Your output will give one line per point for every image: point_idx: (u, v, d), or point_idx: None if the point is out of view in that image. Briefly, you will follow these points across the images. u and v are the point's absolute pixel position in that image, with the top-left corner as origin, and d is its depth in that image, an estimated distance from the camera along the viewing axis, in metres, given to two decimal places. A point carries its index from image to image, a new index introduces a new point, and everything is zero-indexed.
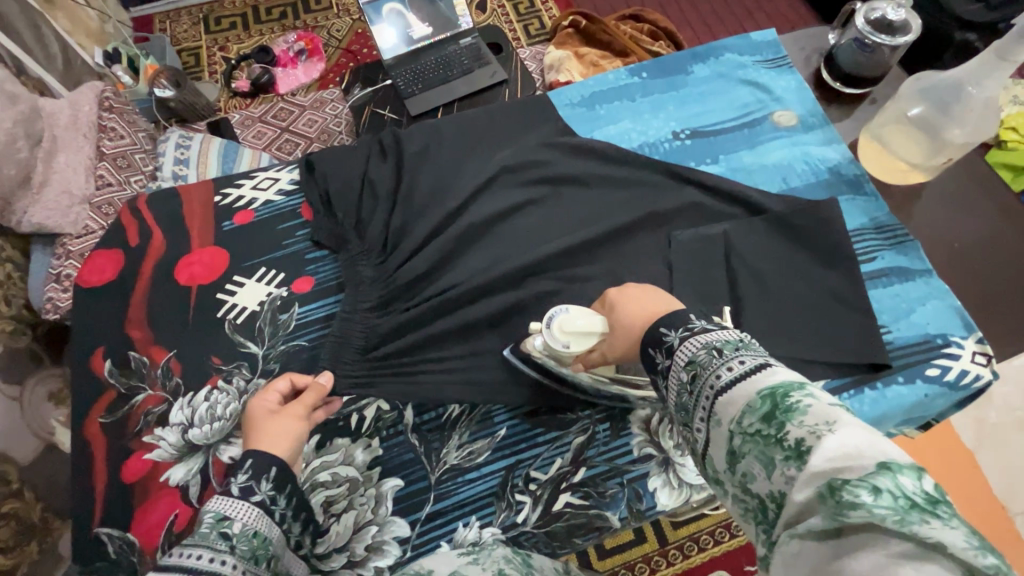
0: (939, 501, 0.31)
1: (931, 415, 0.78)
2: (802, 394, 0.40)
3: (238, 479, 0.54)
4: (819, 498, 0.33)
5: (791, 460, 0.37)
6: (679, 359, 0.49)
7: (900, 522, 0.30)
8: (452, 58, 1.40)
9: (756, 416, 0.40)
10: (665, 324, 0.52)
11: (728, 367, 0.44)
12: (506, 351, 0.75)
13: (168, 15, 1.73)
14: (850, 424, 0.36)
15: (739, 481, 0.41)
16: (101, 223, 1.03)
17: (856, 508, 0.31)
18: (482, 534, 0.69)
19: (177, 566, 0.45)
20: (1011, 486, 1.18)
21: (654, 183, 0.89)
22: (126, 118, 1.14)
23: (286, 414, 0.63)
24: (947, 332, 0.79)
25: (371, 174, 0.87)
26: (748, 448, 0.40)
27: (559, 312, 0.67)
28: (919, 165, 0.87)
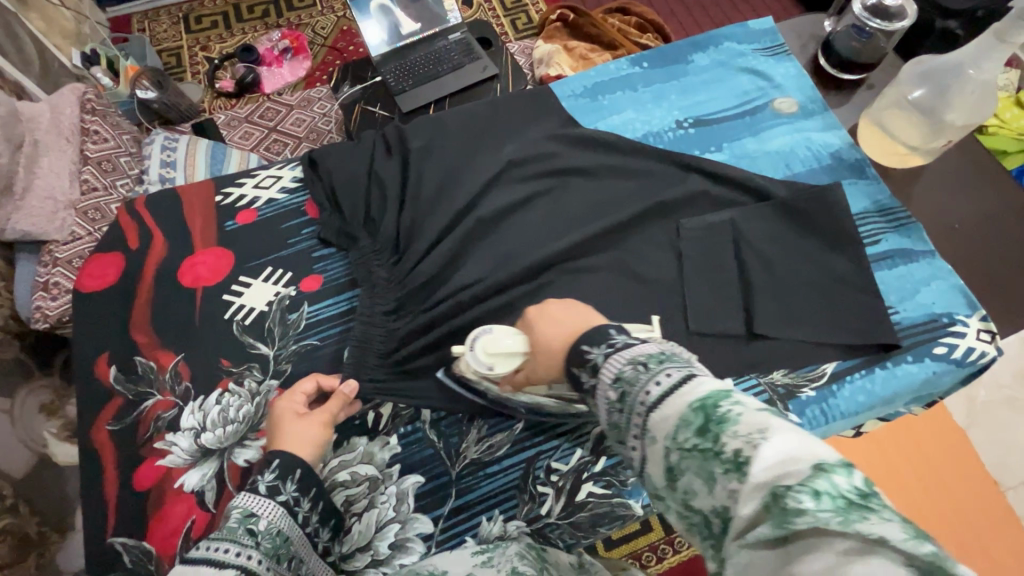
0: (872, 494, 0.32)
1: (939, 392, 0.79)
2: (730, 402, 0.38)
3: (266, 478, 0.53)
4: (765, 509, 0.33)
5: (730, 473, 0.36)
6: (607, 376, 0.48)
7: (843, 522, 0.30)
8: (442, 54, 1.38)
9: (691, 430, 0.39)
10: (586, 342, 0.51)
11: (655, 381, 0.43)
12: (439, 373, 0.73)
13: (147, 15, 1.69)
14: (782, 428, 0.35)
15: (681, 498, 0.39)
16: (89, 229, 1.00)
17: (801, 515, 0.31)
18: (507, 528, 0.68)
19: (205, 558, 0.46)
20: (1000, 460, 1.23)
21: (659, 173, 0.89)
22: (109, 121, 1.10)
23: (311, 420, 0.63)
24: (953, 311, 0.80)
25: (378, 169, 0.86)
26: (687, 464, 0.38)
27: (482, 334, 0.65)
28: (918, 148, 0.89)
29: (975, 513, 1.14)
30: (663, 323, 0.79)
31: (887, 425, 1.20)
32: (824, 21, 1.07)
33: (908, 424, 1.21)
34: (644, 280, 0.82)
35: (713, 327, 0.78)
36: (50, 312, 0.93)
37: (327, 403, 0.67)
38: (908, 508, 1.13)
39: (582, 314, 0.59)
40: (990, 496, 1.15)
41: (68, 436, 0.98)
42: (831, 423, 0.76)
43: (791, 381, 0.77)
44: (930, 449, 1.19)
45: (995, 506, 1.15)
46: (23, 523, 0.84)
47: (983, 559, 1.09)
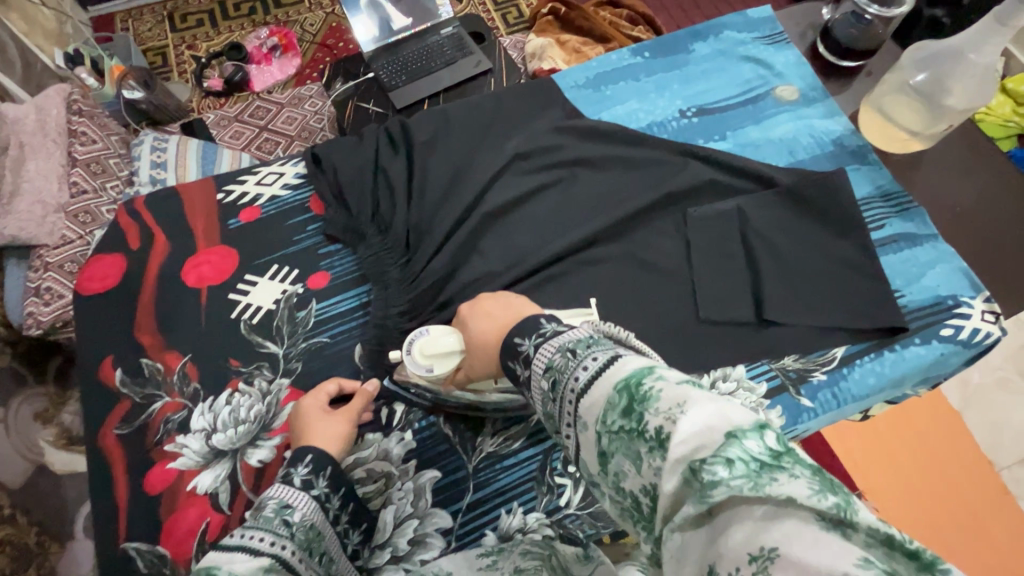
0: (782, 452, 0.33)
1: (945, 373, 0.80)
2: (652, 379, 0.38)
3: (299, 471, 0.54)
4: (686, 484, 0.33)
5: (654, 451, 0.36)
6: (538, 367, 0.47)
7: (755, 488, 0.31)
8: (434, 49, 1.37)
9: (617, 412, 0.39)
10: (517, 335, 0.50)
11: (583, 367, 0.42)
12: (385, 381, 0.74)
13: (130, 14, 1.65)
14: (698, 399, 0.36)
15: (613, 481, 0.39)
16: (80, 232, 0.97)
17: (716, 487, 0.31)
18: (527, 520, 0.68)
19: (240, 545, 0.45)
20: (993, 441, 1.24)
21: (666, 163, 0.89)
22: (96, 121, 1.09)
23: (338, 416, 0.64)
24: (957, 293, 0.81)
25: (385, 164, 0.86)
26: (615, 447, 0.38)
27: (418, 336, 0.69)
28: (920, 133, 0.89)
29: (974, 497, 1.16)
30: (674, 313, 0.79)
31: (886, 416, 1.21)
32: (821, 9, 1.07)
33: (904, 413, 1.22)
34: (655, 269, 0.82)
35: (724, 315, 0.78)
36: (43, 318, 0.92)
37: (350, 401, 0.68)
38: (912, 496, 1.14)
39: (513, 310, 0.59)
40: (983, 477, 1.19)
41: (65, 443, 0.97)
42: (843, 406, 0.76)
43: (802, 366, 0.78)
44: (927, 436, 1.21)
45: (989, 486, 1.18)
46: (21, 533, 0.84)
47: (986, 542, 1.12)
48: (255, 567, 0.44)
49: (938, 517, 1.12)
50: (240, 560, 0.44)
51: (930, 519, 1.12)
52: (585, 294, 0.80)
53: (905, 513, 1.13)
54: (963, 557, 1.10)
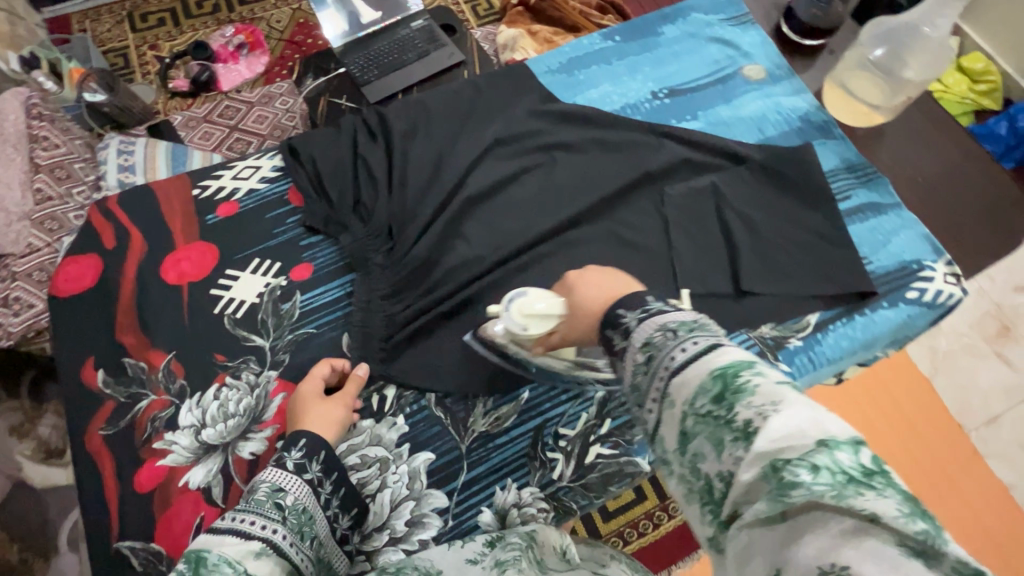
0: (875, 472, 0.32)
1: (914, 334, 0.84)
2: (751, 373, 0.40)
3: (292, 455, 0.57)
4: (763, 477, 0.34)
5: (739, 440, 0.37)
6: (634, 341, 0.48)
7: (837, 497, 0.31)
8: (406, 42, 1.36)
9: (708, 397, 0.40)
10: (622, 306, 0.51)
11: (682, 348, 0.44)
12: (466, 336, 0.75)
13: (87, 15, 1.60)
14: (794, 403, 0.37)
15: (689, 461, 0.41)
16: (47, 239, 0.95)
17: (796, 488, 0.32)
18: (521, 495, 0.70)
19: (232, 528, 0.47)
20: (962, 404, 1.30)
21: (642, 143, 0.91)
22: (58, 125, 1.06)
23: (335, 402, 0.69)
24: (920, 258, 0.85)
25: (364, 153, 0.86)
26: (699, 428, 0.40)
27: (517, 295, 0.68)
28: (880, 106, 0.95)
29: (942, 452, 1.22)
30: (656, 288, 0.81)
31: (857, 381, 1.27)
32: None
33: (875, 375, 1.28)
34: (634, 247, 0.84)
35: (703, 289, 0.81)
36: (12, 329, 0.89)
37: (344, 386, 0.72)
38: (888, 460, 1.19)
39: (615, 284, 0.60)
40: (954, 435, 1.24)
41: (44, 457, 0.94)
42: (818, 370, 0.80)
43: (779, 334, 0.81)
44: (897, 395, 1.27)
45: (959, 442, 1.24)
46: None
47: (952, 496, 1.18)
48: (246, 550, 0.45)
49: (910, 476, 1.19)
50: (233, 542, 0.45)
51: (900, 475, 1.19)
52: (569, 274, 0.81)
53: None
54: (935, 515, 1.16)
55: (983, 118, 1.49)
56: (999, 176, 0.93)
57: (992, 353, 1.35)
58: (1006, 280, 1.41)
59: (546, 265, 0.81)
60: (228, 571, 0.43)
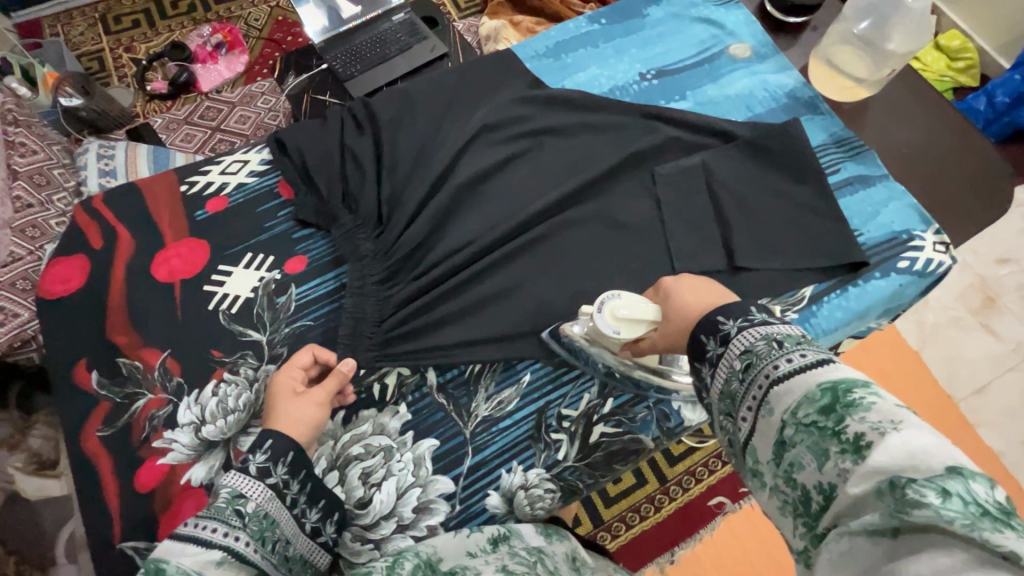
0: (1011, 511, 0.30)
1: (906, 303, 0.85)
2: (865, 392, 0.38)
3: (256, 459, 0.55)
4: (879, 494, 0.33)
5: (847, 453, 0.36)
6: (734, 348, 0.46)
7: (970, 527, 0.29)
8: (387, 36, 1.34)
9: (814, 407, 0.39)
10: (722, 312, 0.49)
11: (788, 359, 0.43)
12: (546, 334, 0.75)
13: (59, 19, 1.55)
14: (917, 425, 0.35)
15: (783, 472, 0.40)
16: (29, 248, 0.93)
17: (920, 507, 0.30)
18: (527, 477, 0.71)
19: (190, 535, 0.47)
20: (951, 375, 1.33)
21: (632, 125, 0.90)
22: (35, 131, 1.04)
23: (307, 399, 0.64)
24: (910, 228, 0.86)
25: (350, 143, 0.85)
26: (800, 438, 0.39)
27: (611, 296, 0.65)
28: (864, 80, 0.96)
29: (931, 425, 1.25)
30: (652, 268, 0.81)
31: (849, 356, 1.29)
32: None
33: (866, 351, 1.30)
34: (626, 228, 0.84)
35: (698, 267, 0.81)
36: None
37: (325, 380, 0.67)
38: None
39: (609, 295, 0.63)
40: (942, 406, 1.27)
41: (36, 468, 0.92)
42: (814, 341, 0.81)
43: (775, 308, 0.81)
44: (886, 367, 1.30)
45: (945, 413, 1.27)
46: None
47: None
48: (205, 560, 0.46)
49: None
50: (191, 551, 0.46)
51: None
52: (565, 257, 0.81)
53: None
54: None
55: (961, 95, 1.51)
56: (981, 143, 0.94)
57: (977, 325, 1.37)
58: (988, 252, 1.43)
59: (540, 249, 0.81)
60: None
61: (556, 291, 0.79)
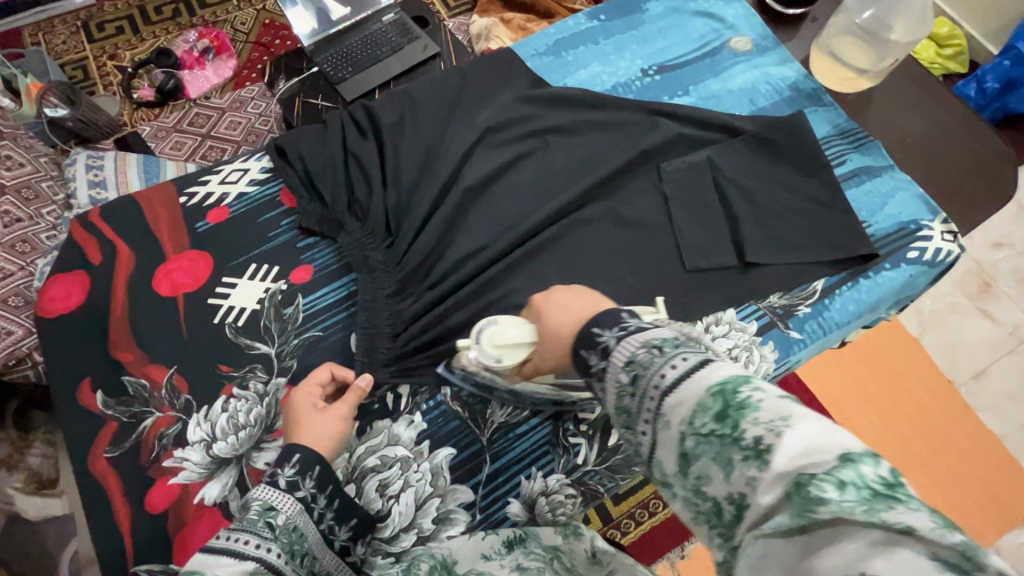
0: (896, 484, 0.32)
1: (915, 293, 0.85)
2: (751, 389, 0.38)
3: (285, 472, 0.55)
4: (788, 497, 0.33)
5: (750, 460, 0.35)
6: (618, 360, 0.46)
7: (869, 512, 0.30)
8: (378, 36, 1.32)
9: (709, 415, 0.38)
10: (597, 325, 0.49)
11: (672, 365, 0.41)
12: (440, 368, 0.72)
13: (40, 27, 1.51)
14: (802, 416, 0.35)
15: (691, 485, 0.39)
16: (20, 263, 0.90)
17: (824, 504, 0.31)
18: (548, 482, 0.70)
19: (224, 548, 0.47)
20: (953, 360, 1.33)
21: (636, 122, 0.89)
22: (21, 144, 1.02)
23: (330, 414, 0.63)
24: (918, 218, 0.86)
25: (354, 149, 0.83)
26: (703, 450, 0.38)
27: (487, 325, 0.66)
28: (867, 71, 0.96)
29: (937, 411, 1.26)
30: (662, 268, 0.81)
31: (853, 347, 1.30)
32: None
33: (868, 340, 1.31)
34: (634, 226, 0.83)
35: (707, 265, 0.81)
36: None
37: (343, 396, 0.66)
38: (885, 422, 1.24)
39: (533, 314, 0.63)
40: (946, 393, 1.28)
41: (36, 488, 0.90)
42: (828, 334, 0.80)
43: (788, 303, 0.81)
44: (889, 356, 1.30)
45: (950, 399, 1.28)
46: None
47: (947, 452, 1.23)
48: (238, 571, 0.46)
49: (910, 436, 1.23)
50: (227, 563, 0.46)
51: (900, 432, 1.23)
52: (573, 259, 0.81)
53: (876, 438, 1.22)
54: (929, 471, 1.21)
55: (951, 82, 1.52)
56: (983, 129, 0.95)
57: (975, 310, 1.38)
58: (984, 237, 1.44)
59: (547, 252, 0.81)
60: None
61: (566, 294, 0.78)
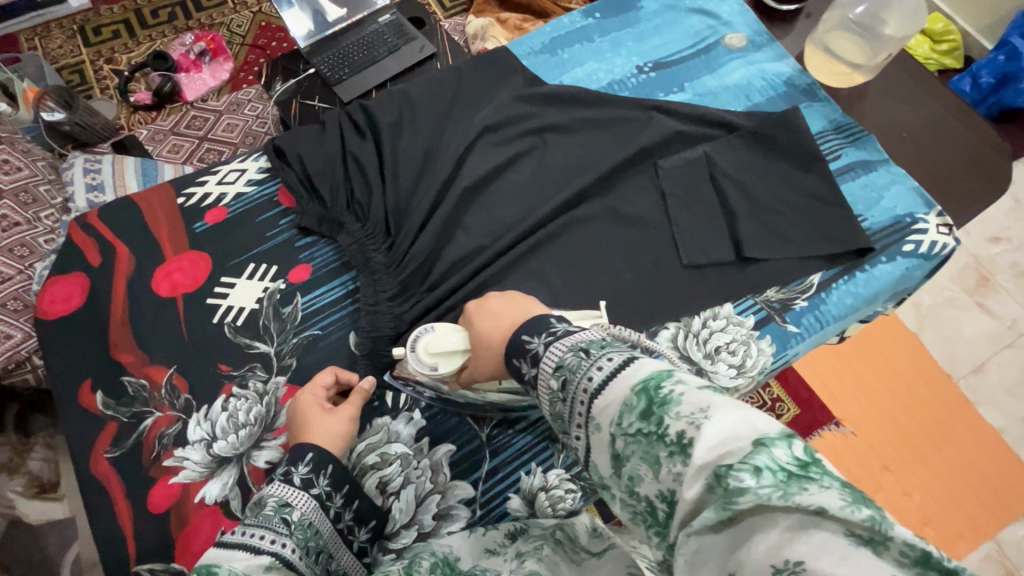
0: (809, 463, 0.36)
1: (911, 287, 0.86)
2: (671, 383, 0.43)
3: (299, 470, 0.54)
4: (710, 489, 0.37)
5: (675, 455, 0.40)
6: (548, 365, 0.52)
7: (784, 496, 0.34)
8: (375, 37, 1.32)
9: (635, 414, 0.43)
10: (527, 333, 0.55)
11: (598, 367, 0.47)
12: (387, 377, 0.72)
13: (36, 31, 1.51)
14: (720, 405, 0.40)
15: (626, 485, 0.44)
16: (18, 267, 0.90)
17: (743, 494, 0.35)
18: (548, 478, 0.70)
19: (240, 543, 0.47)
20: (952, 355, 1.34)
21: (633, 120, 0.90)
22: (19, 148, 1.02)
23: (339, 416, 0.63)
24: (913, 211, 0.86)
25: (353, 149, 0.83)
26: (632, 450, 0.43)
27: (424, 333, 0.67)
28: (863, 66, 0.96)
29: (938, 406, 1.27)
30: (660, 264, 0.81)
31: (852, 342, 1.30)
32: None
33: (866, 334, 1.32)
34: (632, 223, 0.84)
35: (705, 260, 0.81)
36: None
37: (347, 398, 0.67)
38: (884, 416, 1.24)
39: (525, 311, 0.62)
40: (945, 387, 1.29)
41: (37, 492, 0.90)
42: (826, 328, 0.80)
43: (785, 296, 0.81)
44: (887, 350, 1.31)
45: (949, 391, 1.29)
46: None
47: (948, 446, 1.23)
48: (255, 564, 0.45)
49: (911, 432, 1.24)
50: (242, 557, 0.46)
51: (900, 427, 1.24)
52: (571, 256, 0.81)
53: (877, 432, 1.23)
54: (929, 464, 1.21)
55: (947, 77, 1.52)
56: (978, 122, 0.95)
57: (974, 304, 1.38)
58: (981, 232, 1.44)
59: (546, 250, 0.81)
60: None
61: (563, 292, 0.78)
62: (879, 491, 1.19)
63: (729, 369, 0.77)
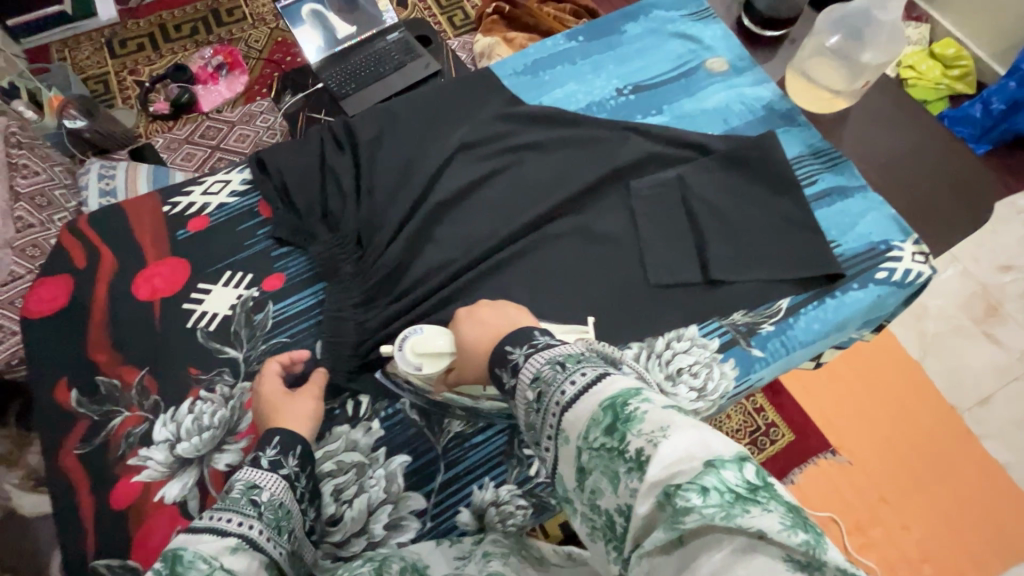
0: (757, 487, 0.36)
1: (886, 314, 0.85)
2: (638, 400, 0.43)
3: (267, 454, 0.57)
4: (659, 507, 0.37)
5: (632, 471, 0.40)
6: (526, 376, 0.51)
7: (727, 518, 0.34)
8: (382, 55, 1.36)
9: (600, 429, 0.43)
10: (510, 343, 0.54)
11: (572, 380, 0.47)
12: (377, 373, 0.75)
13: (66, 43, 1.59)
14: (678, 426, 0.40)
15: (588, 499, 0.44)
16: (28, 266, 0.94)
17: (689, 513, 0.35)
18: (499, 493, 0.70)
19: (208, 527, 0.47)
20: (951, 385, 1.30)
21: (606, 140, 0.91)
22: (38, 153, 1.06)
23: (303, 396, 0.68)
24: (889, 239, 0.85)
25: (331, 162, 0.86)
26: (595, 463, 0.43)
27: (413, 333, 0.69)
28: (842, 90, 0.97)
29: (937, 434, 1.24)
30: (628, 282, 0.82)
31: (847, 364, 1.29)
32: None
33: (857, 353, 1.30)
34: (602, 240, 0.85)
35: (675, 280, 0.81)
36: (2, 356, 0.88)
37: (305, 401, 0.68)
38: (885, 445, 1.21)
39: (481, 326, 0.63)
40: (947, 416, 1.26)
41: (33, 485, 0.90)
42: (792, 354, 0.80)
43: (751, 320, 0.81)
44: (889, 374, 1.29)
45: (949, 421, 1.26)
46: None
47: (948, 478, 1.20)
48: (221, 546, 0.46)
49: (909, 461, 1.21)
50: (208, 540, 0.46)
51: (899, 454, 1.21)
52: (541, 272, 0.82)
53: (878, 461, 1.20)
54: (930, 496, 1.18)
55: (958, 103, 1.50)
56: (964, 150, 0.94)
57: (979, 334, 1.35)
58: (990, 260, 1.41)
59: (515, 267, 0.82)
60: (205, 567, 0.43)
61: (532, 307, 0.79)
62: (876, 525, 1.15)
63: (689, 393, 0.77)
